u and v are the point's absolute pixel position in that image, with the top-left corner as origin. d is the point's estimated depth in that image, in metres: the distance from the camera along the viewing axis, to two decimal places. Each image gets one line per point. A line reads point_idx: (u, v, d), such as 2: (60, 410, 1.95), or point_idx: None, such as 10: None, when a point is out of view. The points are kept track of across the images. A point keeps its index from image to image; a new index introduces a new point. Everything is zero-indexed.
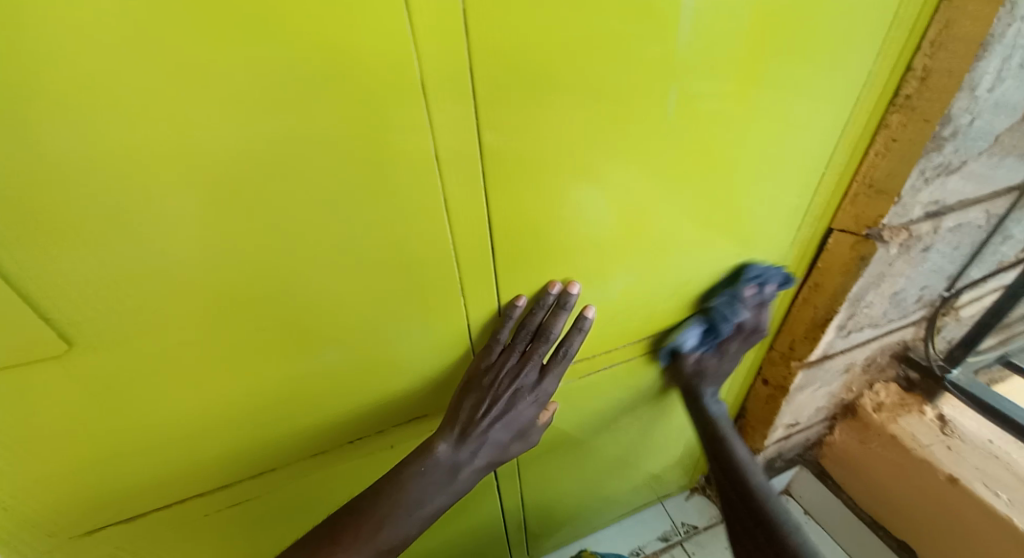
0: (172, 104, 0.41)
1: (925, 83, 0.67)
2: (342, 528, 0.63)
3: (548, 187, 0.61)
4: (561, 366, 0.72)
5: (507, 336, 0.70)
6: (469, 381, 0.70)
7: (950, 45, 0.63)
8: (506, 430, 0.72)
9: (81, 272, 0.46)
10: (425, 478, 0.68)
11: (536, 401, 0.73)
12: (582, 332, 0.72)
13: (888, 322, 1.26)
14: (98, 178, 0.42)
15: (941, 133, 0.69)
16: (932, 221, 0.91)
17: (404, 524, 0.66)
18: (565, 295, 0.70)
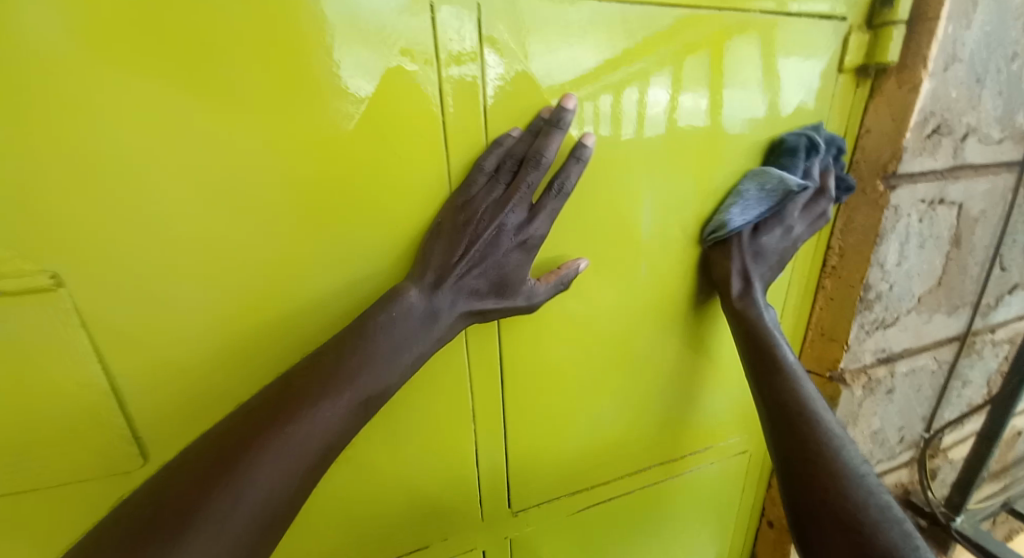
0: (271, 277, 0.55)
1: (844, 258, 0.84)
2: (280, 403, 0.49)
3: (546, 329, 0.75)
4: (555, 204, 0.60)
5: (494, 162, 0.59)
6: (448, 224, 0.58)
7: (853, 232, 0.81)
8: (485, 279, 0.60)
9: (172, 403, 0.55)
10: (397, 326, 0.55)
11: (523, 243, 0.59)
12: (580, 163, 0.60)
13: (878, 463, 1.30)
14: (202, 331, 0.54)
15: (866, 296, 0.84)
16: (887, 366, 1.03)
17: (383, 371, 0.54)
18: (561, 110, 0.57)
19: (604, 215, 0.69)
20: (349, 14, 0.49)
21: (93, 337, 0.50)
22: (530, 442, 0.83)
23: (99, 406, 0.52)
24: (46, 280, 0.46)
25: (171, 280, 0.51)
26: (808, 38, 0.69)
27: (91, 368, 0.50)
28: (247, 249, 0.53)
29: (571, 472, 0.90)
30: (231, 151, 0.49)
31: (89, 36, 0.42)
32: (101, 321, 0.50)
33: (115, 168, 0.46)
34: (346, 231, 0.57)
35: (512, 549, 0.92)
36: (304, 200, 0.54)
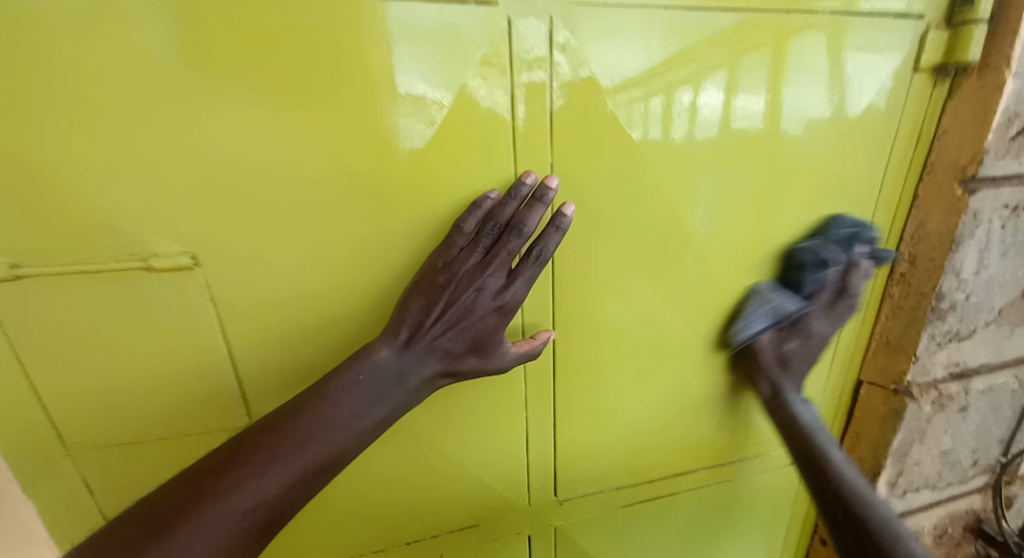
0: (350, 265, 0.61)
1: (914, 265, 0.82)
2: (262, 443, 0.53)
3: (599, 328, 0.78)
4: (532, 270, 0.61)
5: (473, 227, 0.60)
6: (421, 281, 0.60)
7: (926, 238, 0.79)
8: (462, 339, 0.61)
9: (266, 375, 0.63)
10: (364, 387, 0.58)
11: (500, 308, 0.61)
12: (559, 232, 0.61)
13: (946, 486, 1.24)
14: (292, 312, 0.61)
15: (939, 305, 0.82)
16: (960, 381, 0.98)
17: (342, 431, 0.55)
18: (542, 187, 0.59)
19: (663, 215, 0.71)
20: (434, 27, 0.54)
21: (218, 310, 0.58)
22: (581, 433, 0.86)
23: (216, 367, 0.60)
24: (187, 260, 0.55)
25: (267, 265, 0.58)
26: (880, 38, 0.68)
27: (213, 335, 0.59)
28: (333, 238, 0.59)
29: (620, 466, 0.93)
30: (330, 148, 0.56)
31: (221, 49, 0.49)
32: (222, 294, 0.57)
33: (236, 163, 0.53)
34: (423, 223, 0.62)
35: (557, 536, 0.95)
36: (390, 193, 0.59)
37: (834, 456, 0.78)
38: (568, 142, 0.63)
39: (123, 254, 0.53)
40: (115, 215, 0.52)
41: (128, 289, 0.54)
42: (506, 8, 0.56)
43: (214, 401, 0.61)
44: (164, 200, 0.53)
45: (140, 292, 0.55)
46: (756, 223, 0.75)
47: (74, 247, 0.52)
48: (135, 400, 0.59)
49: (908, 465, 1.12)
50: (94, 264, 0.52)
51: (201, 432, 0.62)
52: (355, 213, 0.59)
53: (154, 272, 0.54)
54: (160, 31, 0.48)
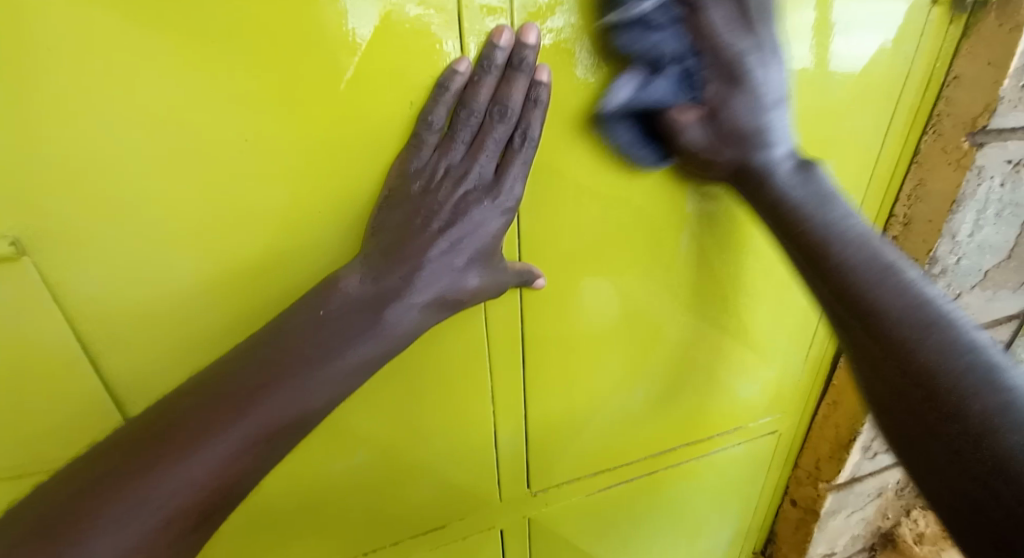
0: (262, 245, 0.50)
1: (909, 229, 0.76)
2: (204, 398, 0.41)
3: (572, 307, 0.69)
4: (522, 158, 0.51)
5: (444, 117, 0.49)
6: (395, 192, 0.50)
7: (925, 199, 0.73)
8: (462, 249, 0.51)
9: (160, 380, 0.52)
10: (325, 328, 0.46)
11: (499, 207, 0.51)
12: (542, 109, 0.50)
13: None
14: (190, 303, 0.50)
15: (931, 272, 0.76)
16: None
17: (304, 387, 0.44)
18: (519, 47, 0.47)
19: (645, 178, 0.63)
20: None
21: (75, 312, 0.46)
22: (555, 422, 0.79)
23: (94, 379, 0.49)
24: (6, 247, 0.41)
25: (141, 249, 0.46)
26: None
27: (77, 344, 0.47)
28: (234, 214, 0.48)
29: (596, 452, 0.86)
30: (229, 104, 0.43)
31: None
32: (85, 292, 0.46)
33: (95, 123, 0.41)
34: (359, 191, 0.51)
35: (532, 527, 0.89)
36: (313, 160, 0.48)
37: (841, 210, 0.52)
38: None
39: None
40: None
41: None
42: None
43: (89, 417, 0.50)
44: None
45: None
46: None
47: None
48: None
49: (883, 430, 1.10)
50: None
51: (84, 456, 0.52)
52: (260, 181, 0.47)
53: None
54: None
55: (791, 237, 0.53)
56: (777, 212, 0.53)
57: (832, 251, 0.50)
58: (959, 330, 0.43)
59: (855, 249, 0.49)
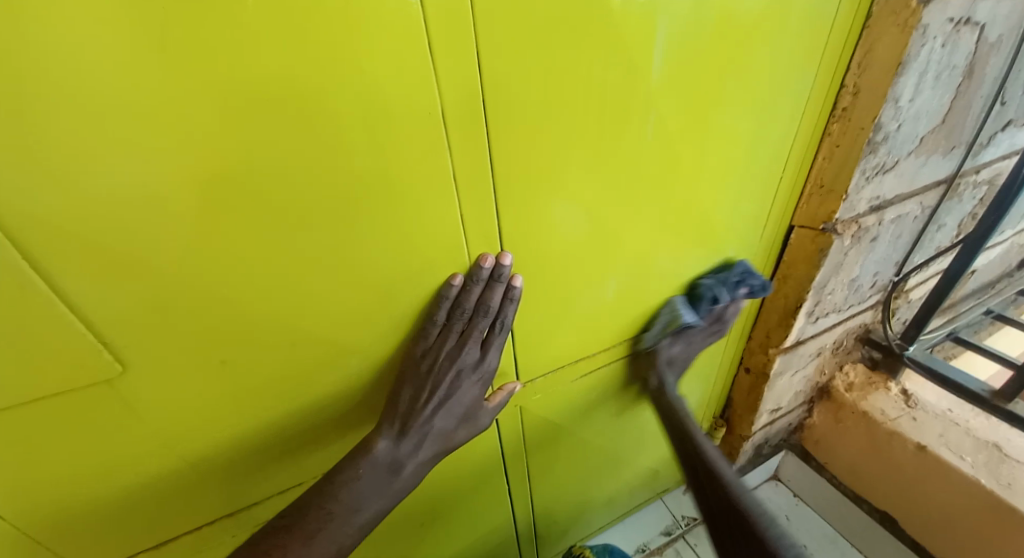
0: (215, 144, 0.47)
1: (857, 98, 0.80)
2: (286, 537, 0.61)
3: (546, 205, 0.69)
4: (500, 337, 0.72)
5: (444, 315, 0.69)
6: (406, 371, 0.69)
7: (874, 65, 0.76)
8: (451, 416, 0.72)
9: (133, 298, 0.51)
10: (362, 481, 0.65)
11: (479, 377, 0.72)
12: (514, 302, 0.71)
13: (849, 307, 1.40)
14: (148, 215, 0.48)
15: (874, 138, 0.81)
16: (876, 214, 1.03)
17: (339, 532, 0.63)
18: (498, 267, 0.68)
19: (604, 55, 0.61)
20: None
21: (18, 232, 0.44)
22: (537, 322, 0.82)
23: (50, 302, 0.47)
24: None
25: (82, 154, 0.43)
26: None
27: (25, 265, 0.45)
28: (180, 111, 0.45)
29: (574, 345, 0.91)
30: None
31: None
32: (20, 207, 0.43)
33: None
34: (320, 83, 0.49)
35: (520, 416, 0.96)
36: (245, 42, 0.44)
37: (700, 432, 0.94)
38: None
39: None
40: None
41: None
42: None
43: (64, 345, 0.50)
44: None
45: None
46: (711, 50, 0.67)
47: None
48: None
49: (825, 295, 1.21)
50: None
51: (70, 386, 0.52)
52: (203, 70, 0.44)
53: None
54: None
55: (681, 449, 0.94)
56: (676, 424, 0.97)
57: (711, 465, 0.88)
58: (755, 515, 0.79)
59: (708, 451, 0.90)
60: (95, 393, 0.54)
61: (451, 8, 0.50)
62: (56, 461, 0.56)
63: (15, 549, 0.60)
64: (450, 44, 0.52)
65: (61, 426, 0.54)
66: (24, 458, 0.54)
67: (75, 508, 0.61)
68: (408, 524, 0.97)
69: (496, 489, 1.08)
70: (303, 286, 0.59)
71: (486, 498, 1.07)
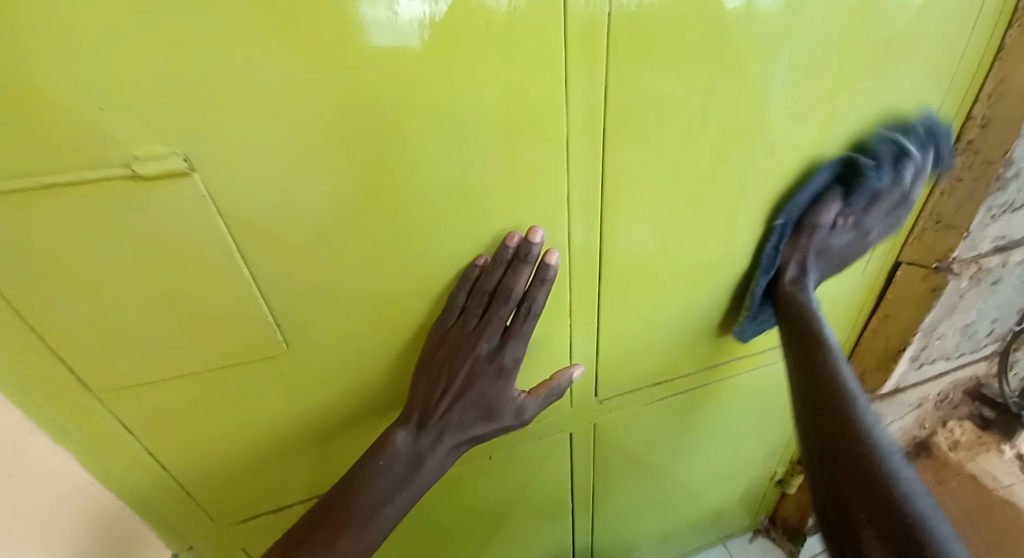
0: (367, 161, 0.51)
1: (986, 130, 0.76)
2: (313, 536, 0.57)
3: (650, 225, 0.70)
4: (525, 327, 0.63)
5: (464, 298, 0.63)
6: (424, 361, 0.64)
7: (1008, 96, 0.72)
8: (468, 410, 0.65)
9: (284, 294, 0.56)
10: (384, 474, 0.62)
11: (499, 368, 0.64)
12: (546, 285, 0.62)
13: (960, 356, 1.29)
14: (306, 221, 0.52)
15: (1004, 174, 0.76)
16: (1000, 256, 0.95)
17: (366, 529, 0.59)
18: (527, 245, 0.61)
19: (731, 82, 0.61)
20: None
21: (229, 226, 0.50)
22: (624, 341, 0.83)
23: (224, 289, 0.53)
24: (181, 163, 0.45)
25: (258, 166, 0.48)
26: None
27: (234, 255, 0.51)
28: (344, 131, 0.49)
29: (658, 366, 0.91)
30: (340, 4, 0.43)
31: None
32: (233, 205, 0.49)
33: (225, 29, 0.41)
34: (466, 107, 0.52)
35: (594, 433, 0.97)
36: (413, 71, 0.48)
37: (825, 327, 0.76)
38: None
39: (99, 162, 0.43)
40: (70, 108, 0.41)
41: (112, 205, 0.45)
42: None
43: (240, 327, 0.56)
44: (124, 86, 0.41)
45: (120, 205, 0.45)
46: (836, 78, 0.67)
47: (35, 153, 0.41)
48: (160, 331, 0.53)
49: (933, 340, 1.12)
50: (75, 174, 0.43)
51: (241, 361, 0.58)
52: (367, 93, 0.48)
53: (139, 182, 0.44)
54: None
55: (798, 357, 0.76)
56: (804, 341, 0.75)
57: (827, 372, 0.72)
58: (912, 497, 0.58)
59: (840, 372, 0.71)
60: (255, 370, 0.60)
61: (591, 39, 0.52)
62: (207, 426, 0.62)
63: (173, 509, 0.68)
64: (586, 71, 0.54)
65: (219, 397, 0.61)
66: (190, 423, 0.61)
67: (213, 465, 0.66)
68: (474, 529, 1.00)
69: (562, 506, 1.08)
70: (423, 290, 0.63)
71: (552, 514, 1.08)
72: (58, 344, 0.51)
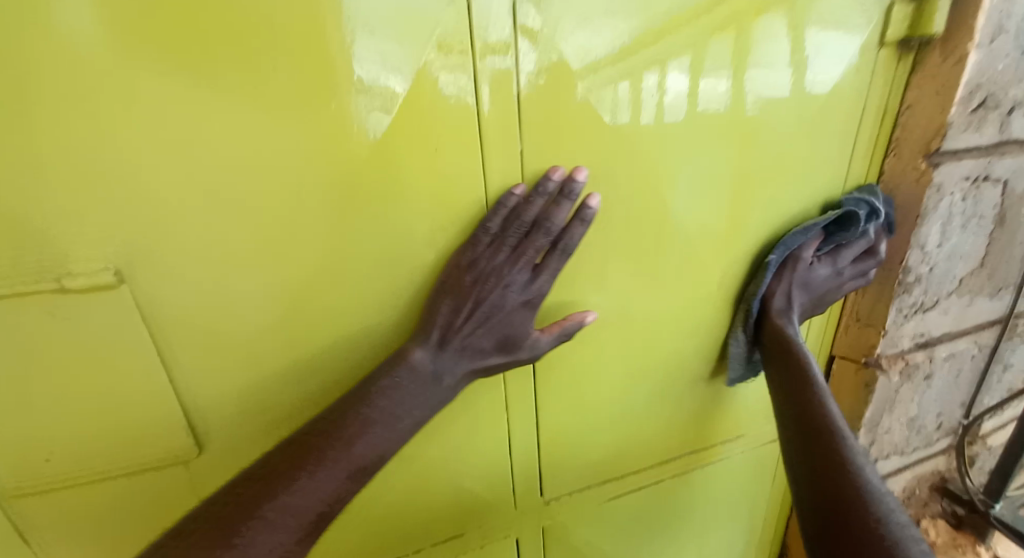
0: (294, 267, 0.55)
1: (881, 240, 0.84)
2: (325, 441, 0.53)
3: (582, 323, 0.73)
4: (557, 263, 0.59)
5: (499, 226, 0.59)
6: (447, 282, 0.59)
7: (894, 213, 0.80)
8: (490, 337, 0.60)
9: (204, 393, 0.56)
10: (401, 390, 0.57)
11: (527, 303, 0.60)
12: (585, 225, 0.59)
13: (914, 449, 1.30)
14: (231, 322, 0.54)
15: (905, 279, 0.84)
16: (924, 351, 1.00)
17: (382, 439, 0.56)
18: (570, 181, 0.57)
19: (645, 197, 0.68)
20: (398, 7, 0.48)
21: (154, 329, 0.52)
22: (567, 436, 0.83)
23: (141, 389, 0.53)
24: (109, 277, 0.48)
25: (185, 273, 0.51)
26: (844, 31, 0.68)
27: (154, 360, 0.53)
28: (271, 241, 0.53)
29: (605, 462, 0.89)
30: (272, 135, 0.49)
31: (125, 26, 0.41)
32: (160, 312, 0.51)
33: (164, 157, 0.46)
34: (392, 218, 0.57)
35: (543, 536, 0.93)
36: (339, 190, 0.53)
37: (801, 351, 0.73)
38: (547, 129, 0.59)
39: (32, 275, 0.46)
40: (7, 223, 0.44)
41: (40, 313, 0.47)
42: None
43: (156, 428, 0.56)
44: (62, 205, 0.45)
45: (49, 316, 0.48)
46: (736, 195, 0.73)
47: None
48: (74, 433, 0.53)
49: (881, 434, 1.14)
50: (5, 287, 0.45)
51: (155, 464, 0.57)
52: (294, 208, 0.52)
53: (68, 294, 0.47)
54: (79, 15, 0.40)
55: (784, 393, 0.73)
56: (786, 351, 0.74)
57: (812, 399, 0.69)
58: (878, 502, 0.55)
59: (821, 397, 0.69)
60: (169, 472, 0.59)
61: (508, 160, 0.59)
62: (116, 532, 0.60)
63: None
64: (506, 186, 0.60)
65: (130, 500, 0.59)
66: (97, 527, 0.59)
67: None
68: None
69: None
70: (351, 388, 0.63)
71: None
72: None
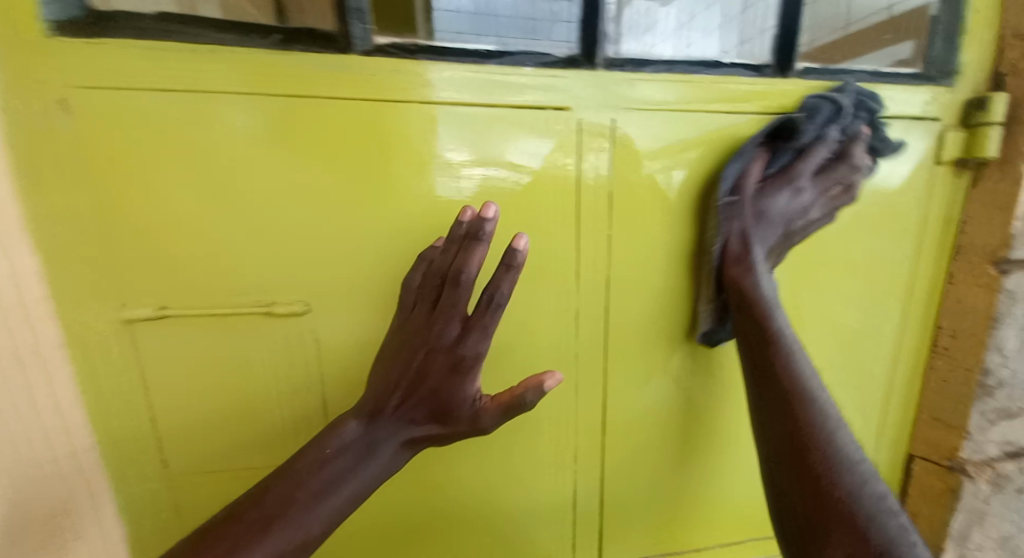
0: None
1: (955, 339, 0.85)
2: (252, 512, 0.50)
3: (650, 388, 0.78)
4: (488, 320, 0.54)
5: (420, 280, 0.58)
6: (383, 347, 0.59)
7: (965, 314, 0.82)
8: (421, 408, 0.56)
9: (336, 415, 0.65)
10: (331, 464, 0.53)
11: (455, 365, 0.55)
12: (512, 270, 0.52)
13: None
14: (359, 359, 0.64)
15: (986, 381, 0.83)
16: (1017, 462, 0.94)
17: (309, 513, 0.51)
18: (480, 220, 0.51)
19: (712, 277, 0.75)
20: (529, 118, 0.62)
21: (314, 356, 0.62)
22: (629, 500, 0.84)
23: (288, 405, 0.64)
24: (300, 307, 0.60)
25: (334, 313, 0.62)
26: (897, 152, 0.75)
27: (308, 380, 0.63)
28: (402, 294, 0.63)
29: (666, 537, 0.88)
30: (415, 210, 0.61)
31: (331, 132, 0.56)
32: (321, 342, 0.62)
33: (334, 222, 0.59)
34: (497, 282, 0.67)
35: None
36: None
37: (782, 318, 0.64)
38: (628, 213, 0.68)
39: (249, 301, 0.59)
40: (227, 261, 0.57)
41: (245, 331, 0.60)
42: (576, 110, 0.63)
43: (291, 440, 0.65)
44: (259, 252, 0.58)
45: (246, 334, 0.60)
46: (796, 282, 0.79)
47: (202, 289, 0.57)
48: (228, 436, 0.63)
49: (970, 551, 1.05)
50: (230, 307, 0.58)
51: None
52: None
53: (272, 316, 0.60)
54: (308, 120, 0.55)
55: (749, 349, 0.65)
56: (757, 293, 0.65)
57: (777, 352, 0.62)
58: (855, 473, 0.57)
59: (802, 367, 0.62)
60: None
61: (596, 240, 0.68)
62: None
63: None
64: (592, 261, 0.69)
65: None
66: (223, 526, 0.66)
67: None
68: None
69: None
70: None
71: None
72: (165, 436, 0.62)
